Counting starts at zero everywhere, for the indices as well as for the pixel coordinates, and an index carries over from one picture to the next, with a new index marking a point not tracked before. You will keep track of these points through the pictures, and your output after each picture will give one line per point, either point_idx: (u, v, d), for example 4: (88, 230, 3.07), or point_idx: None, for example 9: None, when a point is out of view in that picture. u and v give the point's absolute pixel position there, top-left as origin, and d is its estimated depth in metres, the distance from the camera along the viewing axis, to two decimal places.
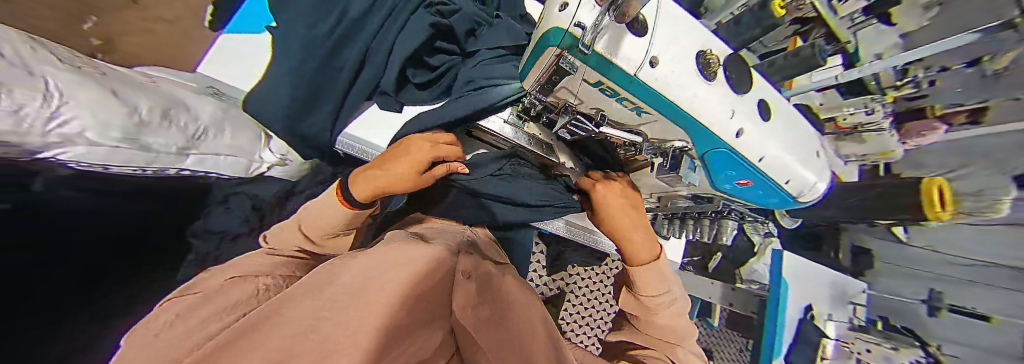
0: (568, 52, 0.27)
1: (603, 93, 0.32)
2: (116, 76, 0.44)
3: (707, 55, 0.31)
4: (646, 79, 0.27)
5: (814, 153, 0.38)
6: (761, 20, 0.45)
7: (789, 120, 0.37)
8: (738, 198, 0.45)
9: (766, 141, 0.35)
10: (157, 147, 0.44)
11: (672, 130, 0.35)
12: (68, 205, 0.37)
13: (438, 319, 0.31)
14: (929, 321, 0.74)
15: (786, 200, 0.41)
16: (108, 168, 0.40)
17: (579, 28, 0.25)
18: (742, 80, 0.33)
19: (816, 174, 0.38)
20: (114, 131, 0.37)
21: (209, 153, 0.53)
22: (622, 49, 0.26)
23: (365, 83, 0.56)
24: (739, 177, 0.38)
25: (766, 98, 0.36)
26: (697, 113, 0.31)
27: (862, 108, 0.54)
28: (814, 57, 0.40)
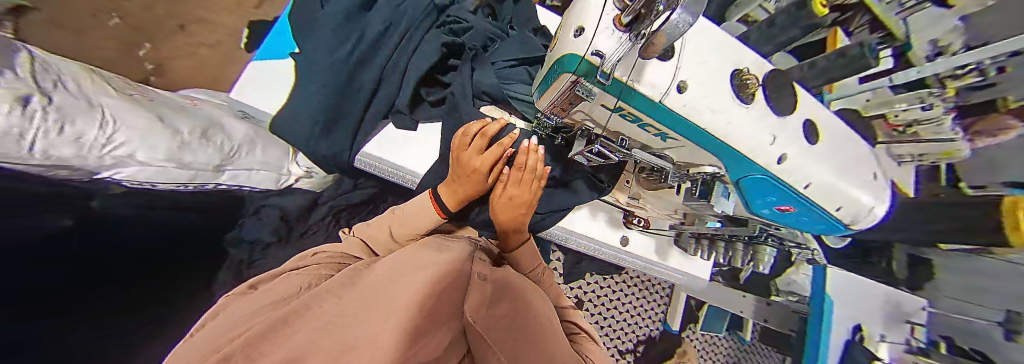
0: (584, 79, 0.26)
1: (624, 117, 0.32)
2: (162, 101, 0.48)
3: (742, 74, 0.29)
4: (672, 106, 0.27)
5: (870, 176, 0.35)
6: (797, 19, 0.40)
7: (840, 139, 0.34)
8: (781, 224, 0.42)
9: (814, 166, 0.31)
10: (198, 165, 0.47)
11: (699, 155, 0.33)
12: (136, 220, 0.42)
13: (452, 318, 0.29)
14: (1008, 349, 0.57)
15: (835, 226, 0.37)
16: (155, 184, 0.43)
17: (598, 56, 0.25)
18: (784, 100, 0.30)
19: (875, 197, 0.34)
20: (163, 152, 0.41)
21: (242, 168, 0.56)
22: (645, 75, 0.26)
23: (382, 101, 0.60)
24: (780, 203, 0.35)
25: (813, 117, 0.32)
26: (731, 139, 0.29)
27: (916, 102, 0.49)
28: (863, 59, 0.35)
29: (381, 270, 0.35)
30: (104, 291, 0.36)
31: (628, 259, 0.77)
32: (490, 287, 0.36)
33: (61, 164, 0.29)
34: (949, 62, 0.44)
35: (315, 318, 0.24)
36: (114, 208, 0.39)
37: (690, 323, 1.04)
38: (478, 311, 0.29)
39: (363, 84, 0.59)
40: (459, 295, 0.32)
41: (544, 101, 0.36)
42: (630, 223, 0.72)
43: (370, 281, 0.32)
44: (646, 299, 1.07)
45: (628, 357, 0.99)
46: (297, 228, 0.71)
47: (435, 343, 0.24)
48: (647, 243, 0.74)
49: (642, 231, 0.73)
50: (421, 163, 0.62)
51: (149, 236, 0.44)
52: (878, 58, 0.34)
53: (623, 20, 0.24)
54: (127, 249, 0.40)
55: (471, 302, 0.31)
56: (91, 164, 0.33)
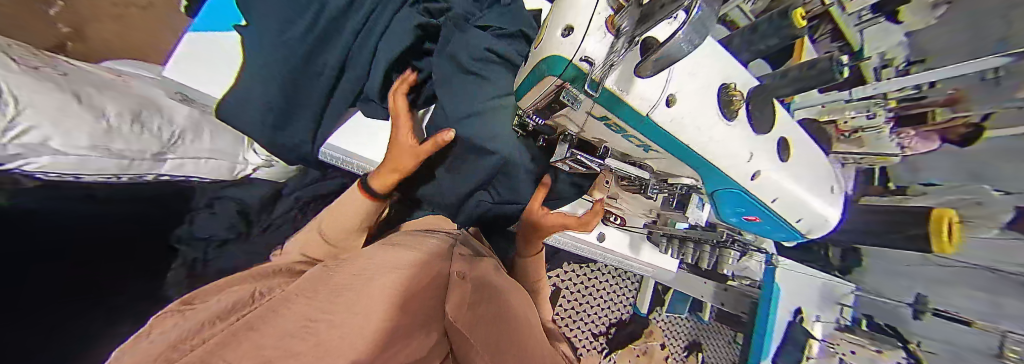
0: (571, 84, 0.25)
1: (609, 127, 0.31)
2: (81, 76, 0.41)
3: (730, 89, 0.29)
4: (660, 120, 0.26)
5: (828, 190, 0.38)
6: (778, 29, 0.30)
7: (807, 155, 0.36)
8: (748, 231, 0.45)
9: (783, 183, 0.34)
10: (131, 153, 0.42)
11: (678, 167, 0.34)
12: (60, 216, 0.37)
13: (431, 320, 0.28)
14: (911, 323, 0.67)
15: (795, 235, 0.41)
16: (77, 176, 0.38)
17: (587, 63, 0.23)
18: (762, 117, 0.32)
19: (831, 210, 0.38)
20: (82, 141, 0.35)
21: (188, 157, 0.51)
22: (635, 87, 0.24)
23: (348, 89, 0.57)
24: (747, 213, 0.38)
25: (788, 136, 0.34)
26: (713, 156, 0.29)
27: (863, 112, 0.49)
28: (832, 73, 0.26)
29: (349, 270, 0.32)
30: (28, 294, 0.32)
31: (604, 253, 0.81)
32: (471, 287, 0.36)
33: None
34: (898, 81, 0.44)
35: (286, 314, 0.23)
36: (29, 204, 0.34)
37: (657, 306, 1.12)
38: (461, 310, 0.30)
39: (325, 68, 0.55)
40: (441, 301, 0.32)
41: (526, 101, 0.34)
42: (607, 220, 0.75)
43: (337, 279, 0.30)
44: (618, 286, 1.13)
45: (600, 339, 1.06)
46: (259, 223, 0.66)
47: (417, 345, 0.24)
48: (622, 238, 0.78)
49: (619, 228, 0.77)
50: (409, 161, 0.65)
51: (81, 233, 0.39)
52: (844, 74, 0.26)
53: (616, 23, 0.22)
54: (51, 249, 0.35)
55: (453, 303, 0.31)
56: None
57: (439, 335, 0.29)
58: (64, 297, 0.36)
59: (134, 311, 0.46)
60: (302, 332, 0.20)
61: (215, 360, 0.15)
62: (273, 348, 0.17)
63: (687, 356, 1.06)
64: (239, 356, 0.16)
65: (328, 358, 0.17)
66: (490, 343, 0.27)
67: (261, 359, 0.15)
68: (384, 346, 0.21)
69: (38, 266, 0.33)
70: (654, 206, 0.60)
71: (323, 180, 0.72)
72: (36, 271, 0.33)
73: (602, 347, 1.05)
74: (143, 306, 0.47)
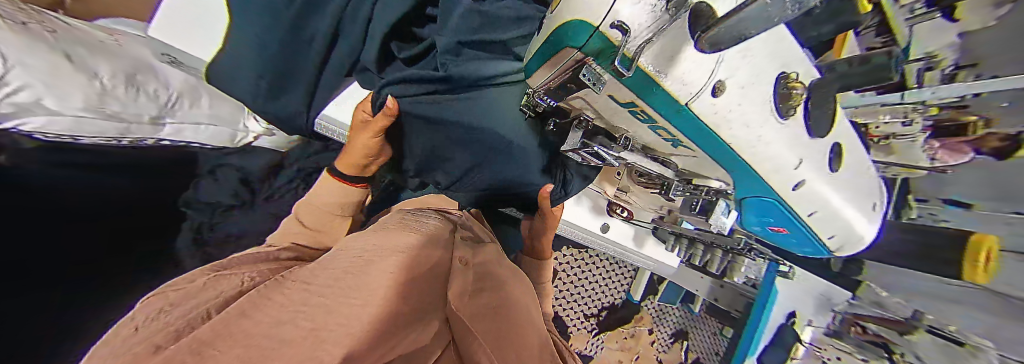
0: (595, 60, 0.22)
1: (634, 114, 0.28)
2: (71, 33, 0.39)
3: (789, 80, 0.25)
4: (700, 112, 0.23)
5: (869, 204, 0.35)
6: (835, 14, 0.27)
7: (857, 164, 0.33)
8: (769, 240, 0.43)
9: (822, 195, 0.32)
10: (127, 116, 0.41)
11: (708, 167, 0.32)
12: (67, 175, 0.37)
13: (435, 309, 0.29)
14: (900, 339, 0.65)
15: (821, 251, 0.40)
16: (78, 139, 0.37)
17: (618, 30, 0.19)
18: (822, 120, 0.28)
19: (866, 226, 0.36)
20: (78, 102, 0.35)
21: (187, 122, 0.52)
22: (676, 69, 0.21)
23: (343, 56, 0.53)
24: (775, 224, 0.36)
25: (842, 141, 0.31)
26: (755, 159, 0.27)
27: (899, 116, 0.45)
28: (888, 70, 0.25)
29: (356, 249, 0.33)
30: (46, 251, 0.33)
31: (604, 243, 0.80)
32: (472, 276, 0.37)
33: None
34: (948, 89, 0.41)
35: (284, 301, 0.22)
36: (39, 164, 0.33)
37: (650, 295, 1.15)
38: (464, 303, 0.31)
39: (316, 31, 0.51)
40: (442, 288, 0.32)
41: (537, 80, 0.32)
42: (614, 211, 0.74)
43: (340, 266, 0.29)
44: (614, 273, 1.15)
45: (592, 320, 1.10)
46: (263, 191, 0.65)
47: (424, 330, 0.26)
48: (627, 230, 0.78)
49: (624, 220, 0.76)
50: None
51: (96, 195, 0.40)
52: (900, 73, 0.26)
53: None
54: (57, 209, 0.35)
55: (456, 293, 0.32)
56: None
57: (441, 323, 0.28)
58: (81, 254, 0.38)
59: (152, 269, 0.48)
60: (298, 320, 0.20)
61: (203, 348, 0.14)
62: (265, 337, 0.17)
63: (671, 343, 1.10)
64: (230, 346, 0.15)
65: (325, 343, 0.17)
66: (488, 331, 0.29)
67: (251, 348, 0.15)
68: (387, 333, 0.21)
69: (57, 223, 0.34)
70: (665, 201, 0.60)
71: (325, 151, 0.72)
72: (51, 229, 0.34)
73: (593, 328, 1.10)
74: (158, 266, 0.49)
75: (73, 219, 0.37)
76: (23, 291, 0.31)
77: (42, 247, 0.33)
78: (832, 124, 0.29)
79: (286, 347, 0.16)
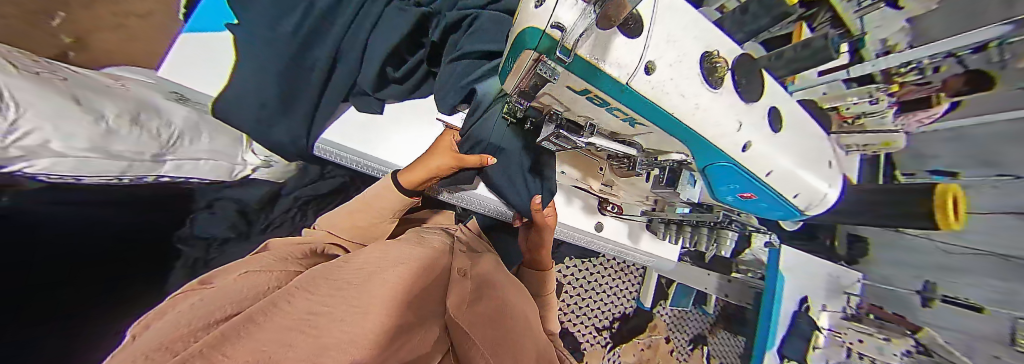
0: (546, 56, 0.25)
1: (591, 100, 0.30)
2: (80, 80, 0.41)
3: (712, 56, 0.29)
4: (641, 87, 0.26)
5: (819, 164, 0.37)
6: (769, 7, 0.37)
7: (800, 127, 0.36)
8: (743, 210, 0.44)
9: (773, 154, 0.33)
10: (129, 155, 0.42)
11: (668, 141, 0.34)
12: (67, 220, 0.37)
13: (432, 315, 0.30)
14: (921, 311, 0.74)
15: (792, 213, 0.40)
16: (80, 178, 0.38)
17: (558, 29, 0.23)
18: (752, 87, 0.31)
19: (827, 185, 0.37)
20: (79, 141, 0.35)
21: (186, 158, 0.51)
22: (611, 54, 0.24)
23: (342, 81, 0.59)
24: (743, 190, 0.37)
25: (777, 106, 0.34)
26: (699, 126, 0.29)
27: (866, 98, 0.48)
28: (826, 50, 0.32)
29: (360, 260, 0.33)
30: (47, 293, 0.33)
31: (600, 243, 0.79)
32: (470, 285, 0.36)
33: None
34: (901, 57, 0.45)
35: (292, 308, 0.22)
36: (41, 206, 0.34)
37: (661, 300, 1.11)
38: (462, 310, 0.30)
39: (317, 62, 0.56)
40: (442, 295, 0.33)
41: (510, 82, 0.34)
42: (604, 208, 0.73)
43: (345, 276, 0.29)
44: (621, 280, 1.12)
45: (604, 333, 1.05)
46: (259, 222, 0.66)
47: (419, 342, 0.25)
48: (621, 226, 0.76)
49: (615, 217, 0.75)
50: (394, 150, 0.64)
51: (83, 230, 0.39)
52: (839, 52, 0.32)
53: None
54: (53, 259, 0.35)
55: (454, 303, 0.31)
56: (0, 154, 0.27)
57: (440, 331, 0.30)
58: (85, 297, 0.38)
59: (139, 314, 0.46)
60: (303, 325, 0.20)
61: (213, 352, 0.14)
62: (271, 343, 0.17)
63: (691, 349, 1.06)
64: (238, 352, 0.15)
65: (328, 349, 0.18)
66: (488, 340, 0.29)
67: (255, 354, 0.15)
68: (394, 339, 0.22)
69: (54, 257, 0.35)
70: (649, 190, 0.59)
71: (324, 178, 0.73)
72: (46, 271, 0.34)
73: (606, 342, 1.05)
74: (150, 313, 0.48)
75: (66, 258, 0.36)
76: (35, 322, 0.31)
77: (46, 291, 0.33)
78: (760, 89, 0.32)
79: (292, 352, 0.16)
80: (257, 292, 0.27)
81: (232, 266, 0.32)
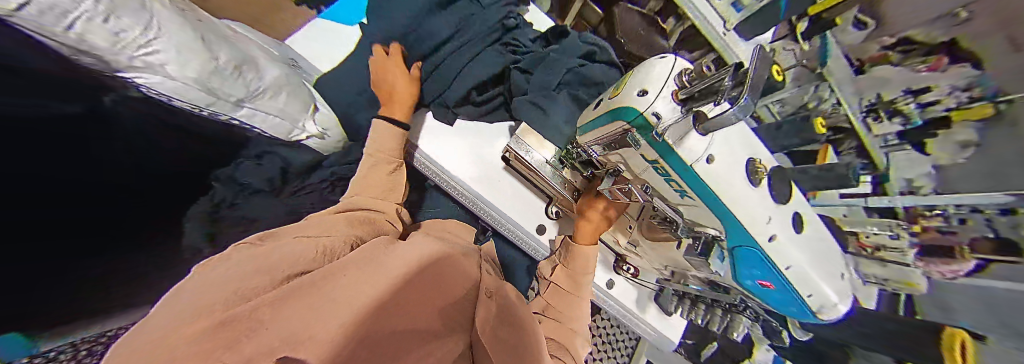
0: (637, 130, 0.33)
1: (655, 170, 0.36)
2: (210, 24, 0.50)
3: (756, 163, 0.34)
4: (700, 173, 0.31)
5: (836, 276, 0.37)
6: (801, 130, 0.42)
7: (820, 235, 0.37)
8: (761, 299, 0.43)
9: (800, 252, 0.35)
10: (223, 94, 0.48)
11: (707, 218, 0.36)
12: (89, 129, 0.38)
13: (460, 330, 0.33)
14: None
15: (804, 313, 0.38)
16: (174, 100, 0.45)
17: (655, 117, 0.31)
18: (783, 191, 0.35)
19: (841, 297, 0.36)
20: (190, 72, 0.42)
21: (262, 109, 0.57)
22: (686, 142, 0.31)
23: (427, 91, 0.66)
24: (763, 278, 0.37)
25: (802, 212, 0.37)
26: (738, 212, 0.33)
27: (886, 230, 0.50)
28: (850, 178, 0.34)
29: (398, 250, 0.35)
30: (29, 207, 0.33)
31: (607, 302, 0.76)
32: (494, 308, 0.38)
33: (87, 49, 0.32)
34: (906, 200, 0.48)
35: None
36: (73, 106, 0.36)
37: None
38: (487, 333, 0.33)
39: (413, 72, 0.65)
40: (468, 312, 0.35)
41: (589, 137, 0.43)
42: (619, 268, 0.73)
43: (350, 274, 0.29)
44: (608, 354, 1.04)
45: None
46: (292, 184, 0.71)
47: (449, 348, 0.29)
48: (631, 290, 0.75)
49: (629, 279, 0.74)
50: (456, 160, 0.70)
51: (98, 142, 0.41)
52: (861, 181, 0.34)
53: (681, 95, 0.31)
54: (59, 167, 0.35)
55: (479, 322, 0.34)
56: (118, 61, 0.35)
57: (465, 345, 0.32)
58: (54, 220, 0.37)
59: (119, 247, 0.49)
60: None
61: None
62: None
63: None
64: None
65: None
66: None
67: None
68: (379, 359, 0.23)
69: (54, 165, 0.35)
70: (676, 261, 0.55)
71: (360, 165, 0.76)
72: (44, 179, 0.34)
73: None
74: (128, 248, 0.51)
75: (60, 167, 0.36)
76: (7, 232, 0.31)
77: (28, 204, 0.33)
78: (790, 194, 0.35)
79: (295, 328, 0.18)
80: (311, 261, 0.31)
81: (292, 231, 0.37)
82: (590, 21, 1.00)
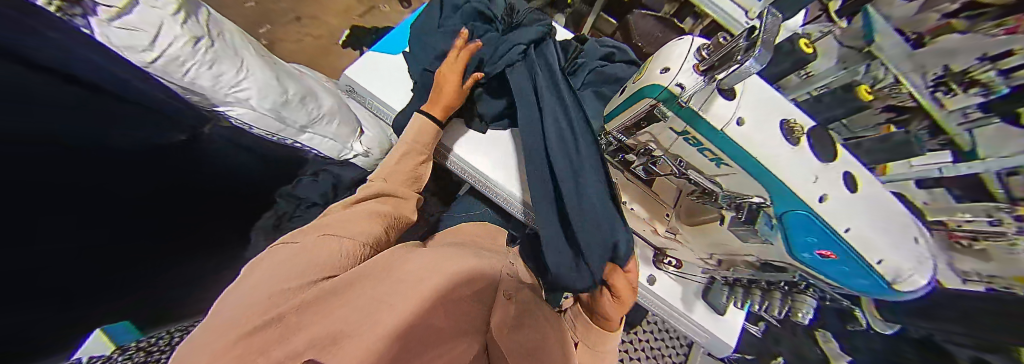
0: (662, 103, 0.34)
1: (686, 141, 0.37)
2: (280, 65, 0.63)
3: (792, 123, 0.33)
4: (732, 135, 0.32)
5: (910, 240, 0.32)
6: (844, 100, 0.45)
7: (886, 200, 0.33)
8: (825, 278, 0.37)
9: (860, 213, 0.31)
10: (289, 122, 0.59)
11: (749, 186, 0.36)
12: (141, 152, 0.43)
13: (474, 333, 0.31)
14: None
15: (882, 288, 0.32)
16: (252, 127, 0.58)
17: (678, 87, 0.32)
18: (825, 146, 0.33)
19: (921, 261, 0.31)
20: (268, 104, 0.53)
21: (319, 134, 0.66)
22: (713, 107, 0.32)
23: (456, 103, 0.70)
24: (820, 248, 0.33)
25: (852, 171, 0.33)
26: (783, 173, 0.32)
27: (984, 215, 0.41)
28: (912, 146, 0.43)
29: (423, 253, 0.36)
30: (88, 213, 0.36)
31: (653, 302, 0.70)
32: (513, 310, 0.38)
33: (196, 88, 0.45)
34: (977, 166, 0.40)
35: None
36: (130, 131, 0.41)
37: None
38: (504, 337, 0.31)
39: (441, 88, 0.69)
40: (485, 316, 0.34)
41: (615, 122, 0.45)
42: (662, 262, 0.68)
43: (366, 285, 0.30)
44: None
45: None
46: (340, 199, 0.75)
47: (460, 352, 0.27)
48: (676, 288, 0.68)
49: (673, 274, 0.68)
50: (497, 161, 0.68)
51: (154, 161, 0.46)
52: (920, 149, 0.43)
53: (701, 66, 0.30)
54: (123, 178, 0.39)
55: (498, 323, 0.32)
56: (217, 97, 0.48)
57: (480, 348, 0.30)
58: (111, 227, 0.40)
59: (195, 256, 0.60)
60: None
61: None
62: None
63: None
64: None
65: None
66: None
67: None
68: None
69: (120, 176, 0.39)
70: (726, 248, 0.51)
71: None
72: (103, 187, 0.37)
73: None
74: (201, 256, 0.61)
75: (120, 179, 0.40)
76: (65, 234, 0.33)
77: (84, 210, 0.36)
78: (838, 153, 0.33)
79: None
80: (339, 263, 0.34)
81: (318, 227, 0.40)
82: (604, 31, 1.02)
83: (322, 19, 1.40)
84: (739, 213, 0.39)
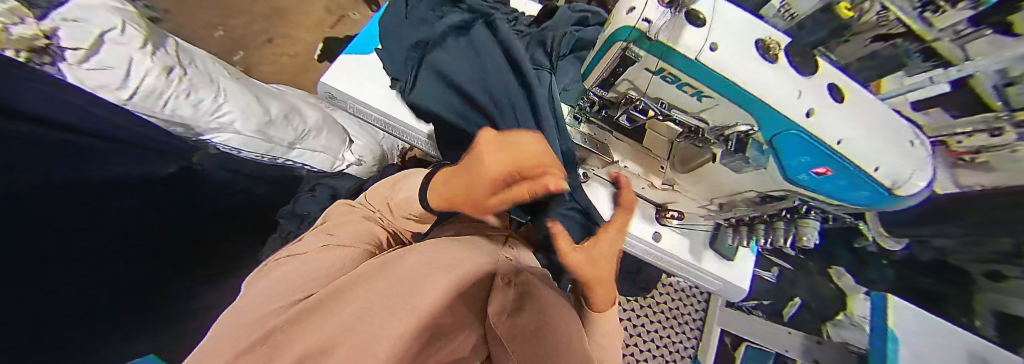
0: (634, 44, 0.34)
1: (665, 79, 0.36)
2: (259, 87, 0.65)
3: (766, 42, 0.33)
4: (707, 63, 0.31)
5: (905, 143, 0.32)
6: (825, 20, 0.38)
7: (874, 109, 0.32)
8: (818, 195, 0.39)
9: (842, 122, 0.31)
10: (277, 141, 0.61)
11: (735, 114, 0.35)
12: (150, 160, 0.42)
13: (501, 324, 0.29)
14: None
15: (879, 193, 0.33)
16: (242, 152, 0.59)
17: (645, 23, 0.32)
18: (806, 62, 0.33)
19: (917, 164, 0.32)
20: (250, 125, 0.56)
21: (310, 149, 0.68)
22: (682, 38, 0.31)
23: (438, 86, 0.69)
24: (815, 166, 0.34)
25: (836, 82, 0.33)
26: (764, 95, 0.31)
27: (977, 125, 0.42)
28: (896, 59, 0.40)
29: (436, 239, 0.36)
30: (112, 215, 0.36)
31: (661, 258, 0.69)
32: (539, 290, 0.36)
33: (180, 119, 0.48)
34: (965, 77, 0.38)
35: None
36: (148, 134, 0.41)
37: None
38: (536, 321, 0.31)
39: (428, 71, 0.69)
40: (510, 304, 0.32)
41: (593, 78, 0.46)
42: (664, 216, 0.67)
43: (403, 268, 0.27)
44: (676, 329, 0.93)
45: None
46: None
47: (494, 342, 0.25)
48: (682, 241, 0.67)
49: (676, 228, 0.68)
50: None
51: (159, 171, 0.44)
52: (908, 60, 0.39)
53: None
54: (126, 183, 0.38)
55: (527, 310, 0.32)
56: (200, 125, 0.50)
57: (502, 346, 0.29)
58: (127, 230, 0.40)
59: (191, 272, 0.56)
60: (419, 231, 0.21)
61: None
62: None
63: None
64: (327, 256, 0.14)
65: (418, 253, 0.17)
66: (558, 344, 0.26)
67: None
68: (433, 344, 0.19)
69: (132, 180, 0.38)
70: (721, 183, 0.51)
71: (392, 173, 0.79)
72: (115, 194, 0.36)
73: None
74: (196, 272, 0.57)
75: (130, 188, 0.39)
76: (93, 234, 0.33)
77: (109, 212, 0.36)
78: (817, 65, 0.33)
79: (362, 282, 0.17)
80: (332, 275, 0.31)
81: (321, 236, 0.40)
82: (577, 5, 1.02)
83: (295, 36, 1.38)
84: (728, 145, 0.39)
